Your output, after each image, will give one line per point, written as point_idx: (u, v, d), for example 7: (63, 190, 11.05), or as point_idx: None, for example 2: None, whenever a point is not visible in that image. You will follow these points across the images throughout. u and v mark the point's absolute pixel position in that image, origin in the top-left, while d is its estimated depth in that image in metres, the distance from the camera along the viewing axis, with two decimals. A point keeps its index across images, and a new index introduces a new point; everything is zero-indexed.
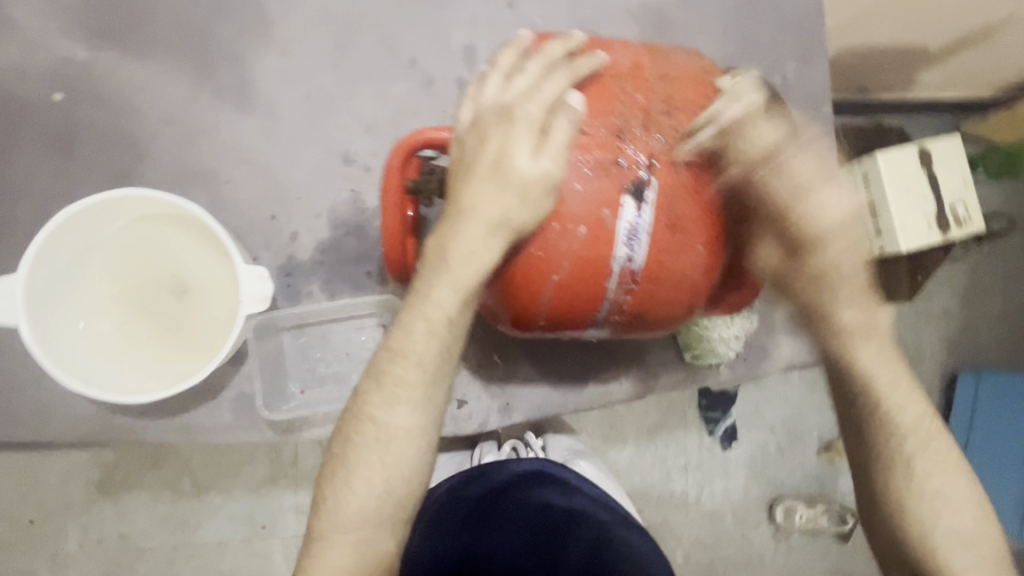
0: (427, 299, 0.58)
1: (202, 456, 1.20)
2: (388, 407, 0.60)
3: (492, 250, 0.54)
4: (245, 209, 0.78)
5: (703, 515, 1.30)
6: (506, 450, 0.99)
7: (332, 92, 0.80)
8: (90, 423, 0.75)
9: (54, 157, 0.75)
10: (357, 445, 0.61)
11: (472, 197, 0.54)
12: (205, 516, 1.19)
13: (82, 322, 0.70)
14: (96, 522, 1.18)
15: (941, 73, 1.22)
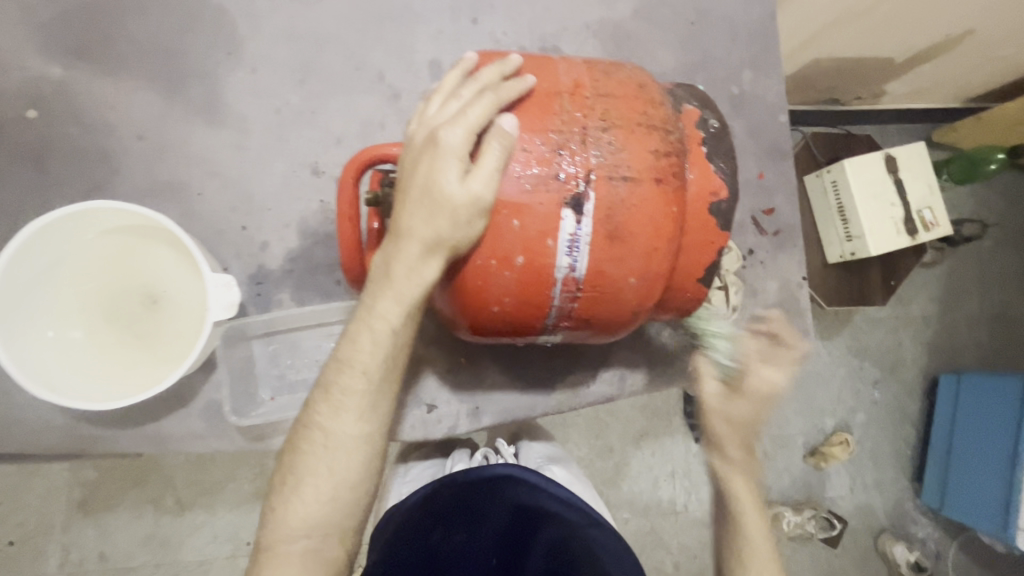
0: (373, 310, 0.61)
1: (188, 472, 1.20)
2: (335, 415, 0.63)
3: (433, 262, 0.57)
4: (215, 220, 0.79)
5: (692, 523, 1.31)
6: (477, 459, 0.98)
7: (300, 106, 0.83)
8: (59, 435, 0.75)
9: (26, 173, 0.76)
10: (304, 454, 0.64)
11: (412, 210, 0.56)
12: (188, 533, 1.19)
13: (51, 331, 0.71)
14: (76, 543, 1.17)
15: (903, 82, 1.29)
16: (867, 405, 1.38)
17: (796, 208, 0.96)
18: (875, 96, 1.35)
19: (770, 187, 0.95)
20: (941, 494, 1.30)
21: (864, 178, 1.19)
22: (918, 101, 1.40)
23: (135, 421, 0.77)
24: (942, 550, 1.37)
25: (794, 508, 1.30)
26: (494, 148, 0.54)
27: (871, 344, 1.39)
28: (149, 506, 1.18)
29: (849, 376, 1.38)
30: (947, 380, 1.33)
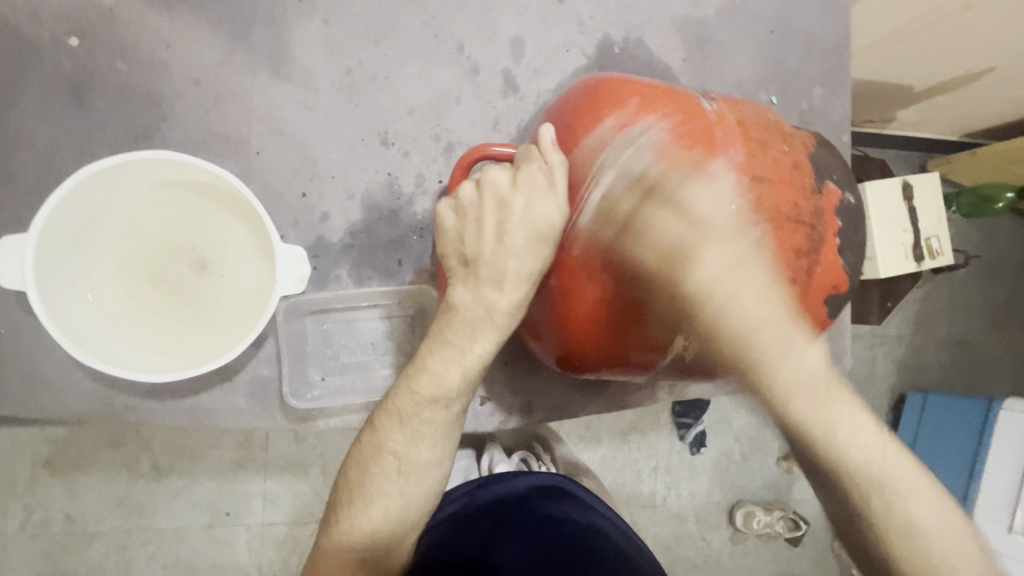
0: (468, 350, 0.57)
1: (166, 436, 1.11)
2: (411, 443, 0.59)
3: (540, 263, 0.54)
4: (274, 183, 0.73)
5: (670, 517, 1.34)
6: (517, 462, 0.97)
7: (373, 69, 0.76)
8: (86, 399, 0.69)
9: (66, 108, 0.68)
10: (375, 477, 0.59)
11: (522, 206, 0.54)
12: (162, 501, 1.10)
13: (89, 295, 0.64)
14: (38, 503, 1.07)
15: (918, 111, 1.29)
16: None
17: None
18: (886, 120, 1.36)
19: None
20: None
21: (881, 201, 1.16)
22: (923, 129, 1.40)
23: (172, 392, 0.71)
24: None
25: (766, 508, 1.35)
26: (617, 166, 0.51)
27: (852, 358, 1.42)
28: (122, 472, 1.09)
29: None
30: (915, 396, 1.29)
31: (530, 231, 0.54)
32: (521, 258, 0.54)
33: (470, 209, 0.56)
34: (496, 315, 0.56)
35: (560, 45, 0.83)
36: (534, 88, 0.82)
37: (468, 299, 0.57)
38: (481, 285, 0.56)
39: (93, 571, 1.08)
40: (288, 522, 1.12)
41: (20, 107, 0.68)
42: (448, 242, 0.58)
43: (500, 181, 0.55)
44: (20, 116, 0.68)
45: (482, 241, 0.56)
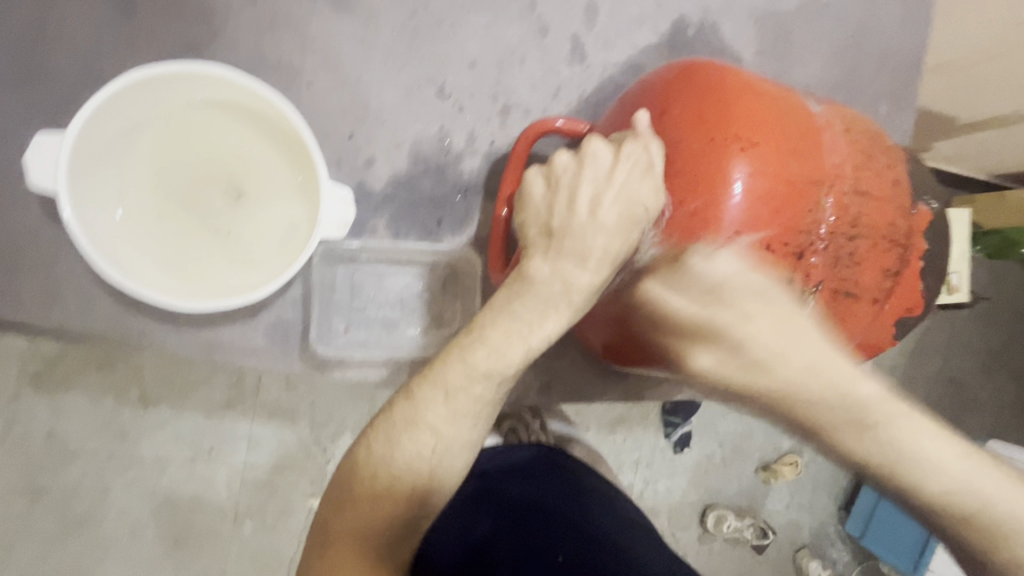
0: (540, 323, 0.46)
1: (158, 365, 1.08)
2: (453, 420, 0.47)
3: (633, 246, 0.47)
4: (322, 120, 0.70)
5: (643, 509, 1.34)
6: (501, 434, 0.94)
7: (441, 15, 0.72)
8: (96, 315, 0.66)
9: (115, 5, 0.64)
10: (402, 456, 0.46)
11: (618, 181, 0.46)
12: (147, 429, 1.08)
13: (120, 210, 0.61)
14: (21, 414, 1.05)
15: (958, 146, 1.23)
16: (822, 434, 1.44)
17: None
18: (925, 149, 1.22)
19: None
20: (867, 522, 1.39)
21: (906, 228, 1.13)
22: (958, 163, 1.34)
23: (190, 321, 0.68)
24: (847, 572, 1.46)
25: (737, 514, 1.36)
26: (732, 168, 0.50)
27: None
28: (110, 395, 1.07)
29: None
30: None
31: (626, 210, 0.46)
32: (616, 232, 0.46)
33: (563, 178, 0.47)
34: (575, 295, 0.46)
35: (635, 20, 0.79)
36: (601, 59, 0.78)
37: (545, 273, 0.46)
38: (564, 258, 0.46)
39: (66, 490, 1.06)
40: (268, 466, 1.11)
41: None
42: (530, 211, 0.48)
43: (603, 155, 0.46)
44: (65, 8, 0.63)
45: (572, 210, 0.46)
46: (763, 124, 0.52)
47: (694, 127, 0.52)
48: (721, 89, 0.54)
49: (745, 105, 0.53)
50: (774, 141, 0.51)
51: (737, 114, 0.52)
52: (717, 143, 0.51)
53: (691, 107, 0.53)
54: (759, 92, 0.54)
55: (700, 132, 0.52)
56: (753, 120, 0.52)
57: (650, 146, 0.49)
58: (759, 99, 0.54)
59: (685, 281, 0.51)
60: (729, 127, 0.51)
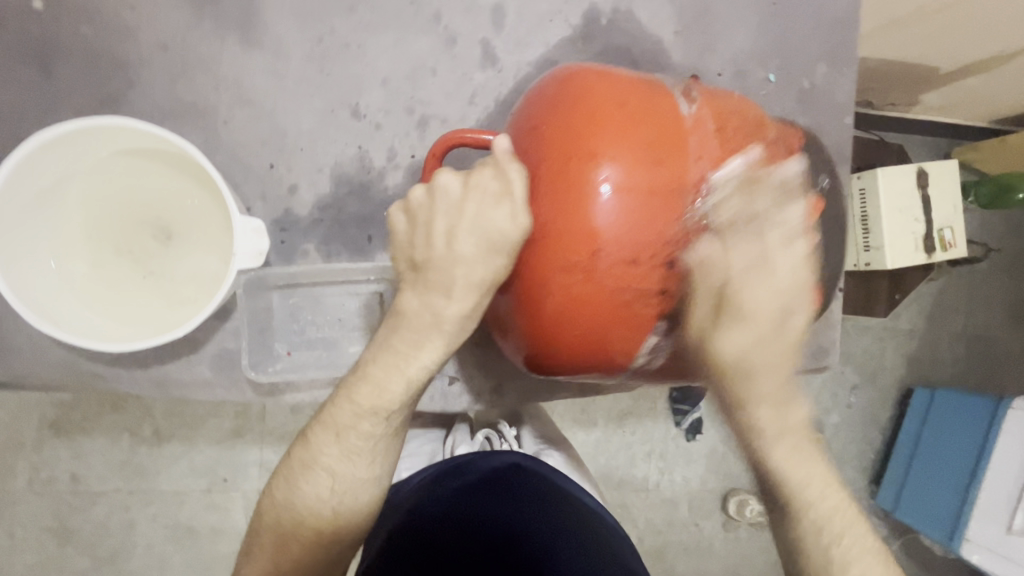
0: (410, 358, 0.60)
1: (166, 404, 1.15)
2: (346, 458, 0.60)
3: (491, 267, 0.56)
4: (242, 154, 0.72)
5: (662, 501, 1.34)
6: (478, 441, 0.95)
7: (346, 39, 0.74)
8: (53, 365, 0.70)
9: (32, 72, 0.67)
10: (306, 491, 0.60)
11: (472, 208, 0.56)
12: (163, 464, 1.14)
13: (53, 263, 0.64)
14: (46, 462, 1.12)
15: (943, 96, 1.30)
16: (842, 408, 1.44)
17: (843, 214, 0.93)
18: (910, 103, 1.36)
19: None
20: (898, 496, 1.36)
21: (892, 188, 1.24)
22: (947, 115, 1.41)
23: (139, 361, 0.71)
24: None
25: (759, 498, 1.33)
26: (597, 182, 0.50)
27: (861, 353, 1.47)
28: (125, 435, 1.13)
29: (826, 384, 1.43)
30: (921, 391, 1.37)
31: (479, 238, 0.56)
32: (473, 254, 0.56)
33: (419, 212, 0.59)
34: (442, 323, 0.59)
35: (544, 16, 0.80)
36: (514, 60, 0.79)
37: (415, 305, 0.60)
38: (428, 290, 0.59)
39: (95, 529, 1.13)
40: None
41: None
42: (397, 243, 0.61)
43: (451, 189, 0.57)
44: None
45: (430, 245, 0.58)
46: (623, 126, 0.52)
47: (557, 143, 0.53)
48: (583, 99, 0.54)
49: (611, 114, 0.52)
50: (632, 140, 0.51)
51: (598, 122, 0.52)
52: (580, 155, 0.51)
53: (554, 124, 0.54)
54: (623, 93, 0.54)
55: (562, 148, 0.53)
56: (613, 125, 0.51)
57: (510, 172, 0.54)
58: (620, 99, 0.54)
59: (565, 284, 0.52)
60: (589, 137, 0.51)
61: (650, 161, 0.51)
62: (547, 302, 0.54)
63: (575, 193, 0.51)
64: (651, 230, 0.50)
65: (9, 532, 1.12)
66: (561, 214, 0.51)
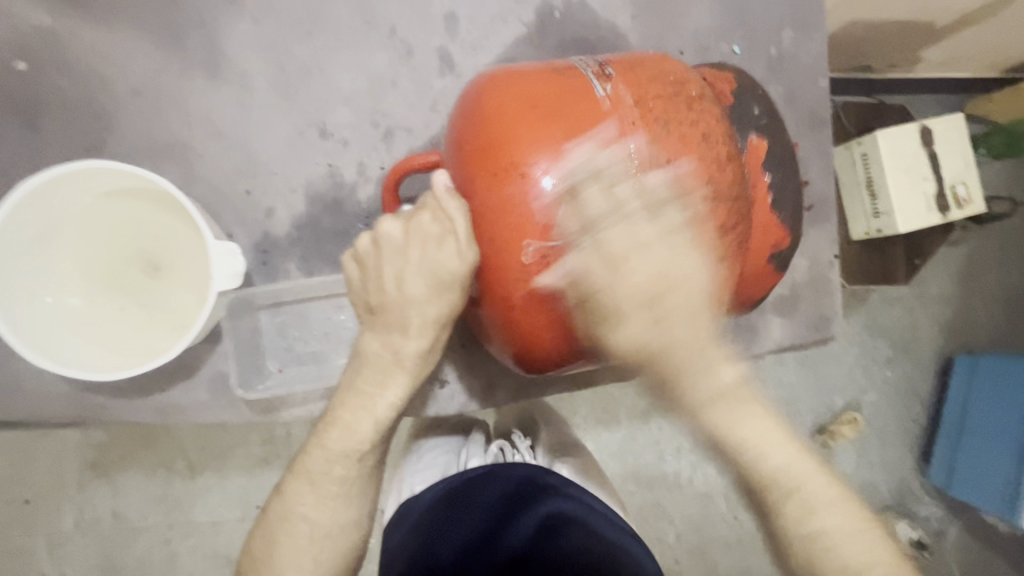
0: (378, 396, 0.65)
1: (196, 437, 1.20)
2: (320, 505, 0.64)
3: (450, 300, 0.61)
4: (218, 183, 0.75)
5: (696, 496, 1.31)
6: (491, 453, 0.94)
7: (307, 63, 0.77)
8: (62, 402, 0.74)
9: (21, 129, 0.72)
10: (285, 541, 0.63)
11: (420, 250, 0.59)
12: (199, 495, 1.19)
13: (49, 300, 0.68)
14: (90, 503, 1.19)
15: (945, 50, 1.25)
16: (878, 384, 1.41)
17: (830, 179, 0.91)
18: (910, 63, 1.32)
19: (804, 157, 0.90)
20: (949, 472, 1.33)
21: (896, 149, 1.19)
22: (953, 68, 1.37)
23: (140, 390, 0.75)
24: (944, 529, 1.41)
25: None
26: (536, 191, 0.52)
27: (887, 324, 1.41)
28: (160, 470, 1.19)
29: (860, 360, 1.40)
30: (963, 360, 1.36)
31: (431, 278, 0.59)
32: (429, 293, 0.60)
33: (367, 260, 0.62)
34: (404, 360, 0.64)
35: (497, 16, 0.81)
36: (471, 63, 0.80)
37: (377, 344, 0.64)
38: (390, 331, 0.64)
39: (141, 562, 1.19)
40: None
41: None
42: (353, 290, 0.65)
43: (391, 235, 0.60)
44: None
45: (382, 291, 0.62)
46: (545, 117, 0.53)
47: (485, 147, 0.54)
48: (499, 98, 0.55)
49: (527, 116, 0.53)
50: (557, 130, 0.53)
51: (520, 118, 0.53)
52: (509, 155, 0.53)
53: (479, 128, 0.55)
54: (537, 84, 0.56)
55: (490, 162, 0.54)
56: (534, 121, 0.53)
57: (448, 204, 0.56)
58: (536, 91, 0.55)
59: (531, 293, 0.55)
60: (514, 138, 0.53)
61: (573, 151, 0.52)
62: (514, 302, 0.56)
63: (514, 205, 0.52)
64: (595, 221, 0.53)
65: (62, 572, 1.18)
66: (507, 228, 0.53)
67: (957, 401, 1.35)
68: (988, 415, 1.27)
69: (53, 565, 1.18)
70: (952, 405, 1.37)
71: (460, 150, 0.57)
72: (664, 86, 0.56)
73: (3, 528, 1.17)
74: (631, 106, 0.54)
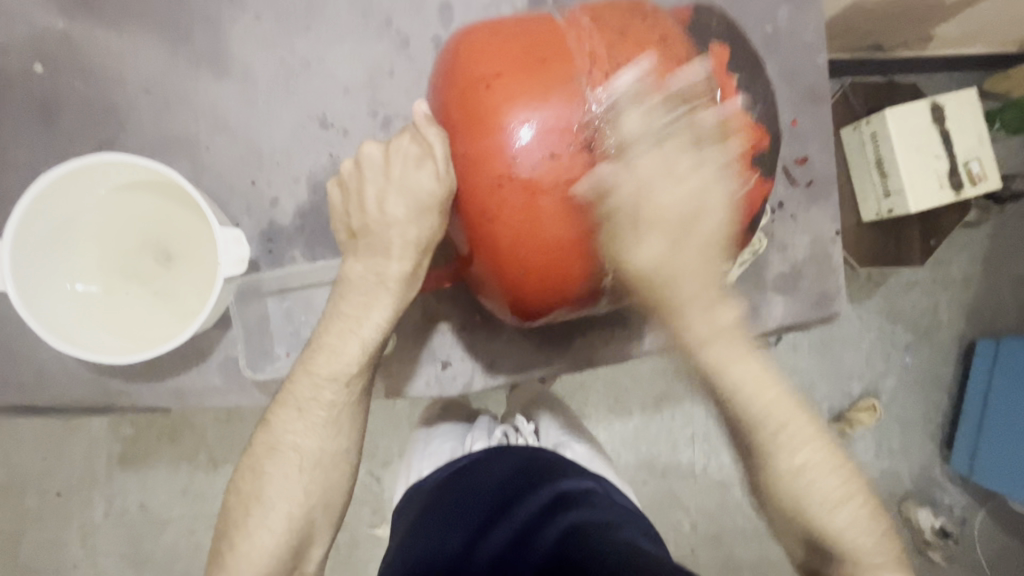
0: (361, 319, 0.65)
1: (216, 431, 1.24)
2: (307, 433, 0.65)
3: (429, 228, 0.63)
4: (225, 175, 0.78)
5: (710, 485, 1.31)
6: (496, 436, 0.94)
7: (306, 55, 0.79)
8: (85, 388, 0.77)
9: (39, 128, 0.76)
10: (273, 471, 0.65)
11: (400, 172, 0.62)
12: (222, 486, 1.24)
13: (69, 287, 0.72)
14: (118, 495, 1.24)
15: (959, 27, 1.23)
16: (896, 370, 1.39)
17: (831, 156, 0.90)
18: (923, 41, 1.29)
19: (804, 134, 0.89)
20: (971, 460, 1.32)
21: (905, 126, 1.18)
22: (968, 46, 1.34)
23: (156, 375, 0.78)
24: (969, 517, 1.39)
25: None
26: (509, 117, 0.54)
27: (903, 307, 1.39)
28: (183, 463, 1.24)
29: (877, 345, 1.38)
30: (986, 346, 1.33)
31: (410, 202, 0.62)
32: (406, 215, 0.63)
33: (350, 183, 0.65)
34: (388, 281, 0.65)
35: (490, 4, 0.82)
36: None
37: (360, 268, 0.66)
38: (370, 254, 0.65)
39: (169, 551, 1.24)
40: None
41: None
42: (336, 214, 0.67)
43: (374, 157, 0.64)
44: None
45: (365, 213, 0.65)
46: (519, 68, 0.56)
47: (464, 101, 0.57)
48: (475, 53, 0.58)
49: (499, 50, 0.57)
50: (532, 81, 0.55)
51: (495, 71, 0.56)
52: (486, 102, 0.56)
53: (457, 84, 0.58)
54: (512, 36, 0.58)
55: (466, 92, 0.57)
56: (507, 54, 0.56)
57: (427, 131, 0.60)
58: (509, 43, 0.57)
59: (508, 218, 0.56)
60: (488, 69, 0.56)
61: (542, 76, 0.55)
62: (500, 247, 0.58)
63: (489, 129, 0.55)
64: (566, 143, 0.55)
65: (94, 560, 1.24)
66: (482, 152, 0.56)
67: (980, 384, 1.33)
68: (1011, 398, 1.26)
69: (86, 555, 1.24)
70: (974, 389, 1.34)
71: (440, 88, 0.61)
72: (628, 18, 0.60)
73: (39, 520, 1.23)
74: (597, 37, 0.58)
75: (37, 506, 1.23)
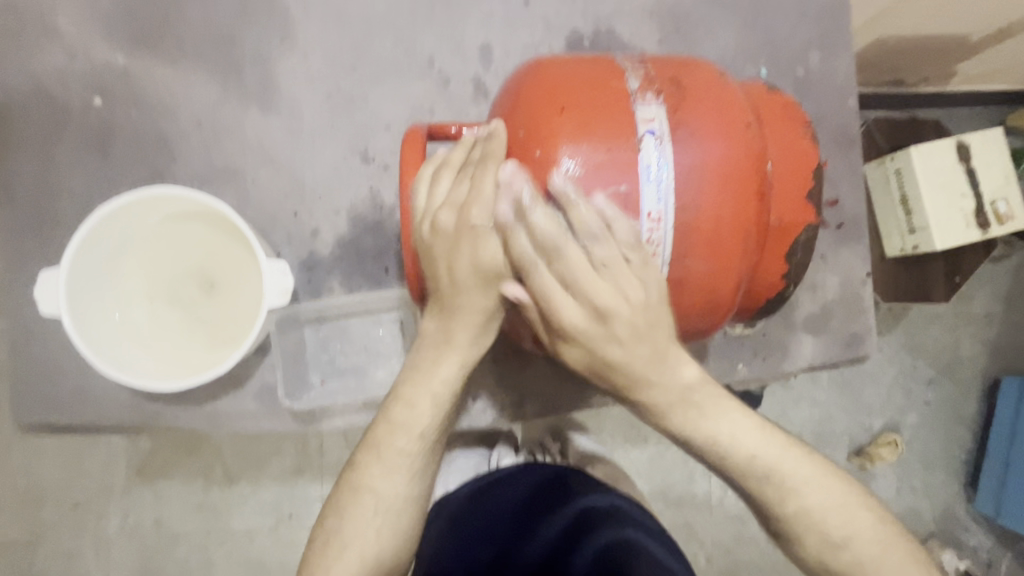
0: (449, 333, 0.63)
1: (234, 446, 1.26)
2: (402, 409, 0.66)
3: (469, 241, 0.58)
4: (268, 206, 0.81)
5: (729, 519, 1.29)
6: (523, 456, 0.96)
7: (351, 93, 0.82)
8: (123, 409, 0.79)
9: (94, 156, 0.79)
10: (376, 445, 0.67)
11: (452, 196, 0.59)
12: (236, 503, 1.25)
13: (117, 314, 0.74)
14: (135, 507, 1.25)
15: (985, 65, 1.25)
16: (920, 407, 1.37)
17: (861, 199, 0.91)
18: (948, 78, 1.31)
19: (835, 178, 0.90)
20: (998, 500, 1.28)
21: (932, 164, 1.18)
22: (995, 83, 1.35)
23: (193, 399, 0.80)
24: (995, 561, 1.36)
25: None
26: (564, 168, 0.56)
27: (929, 345, 1.37)
28: (200, 477, 1.25)
29: (900, 381, 1.36)
30: (1010, 383, 1.30)
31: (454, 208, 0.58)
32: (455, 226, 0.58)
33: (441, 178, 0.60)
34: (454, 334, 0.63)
35: (528, 47, 0.85)
36: None
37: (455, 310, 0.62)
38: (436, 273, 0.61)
39: (180, 566, 1.24)
40: None
41: (56, 161, 0.79)
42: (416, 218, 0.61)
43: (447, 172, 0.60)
44: (57, 168, 0.79)
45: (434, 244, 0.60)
46: (580, 114, 0.57)
47: (523, 134, 0.58)
48: (539, 90, 0.59)
49: (556, 95, 0.58)
50: (589, 128, 0.57)
51: (559, 116, 0.57)
52: (544, 151, 0.57)
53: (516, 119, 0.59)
54: (578, 82, 0.60)
55: (523, 138, 0.58)
56: (570, 103, 0.58)
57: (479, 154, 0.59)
58: (575, 92, 0.58)
59: None
60: (549, 118, 0.57)
61: (600, 126, 0.57)
62: None
63: (542, 178, 0.57)
64: (619, 196, 0.56)
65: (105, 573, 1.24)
66: (537, 198, 0.57)
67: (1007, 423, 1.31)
68: None
69: (100, 567, 1.24)
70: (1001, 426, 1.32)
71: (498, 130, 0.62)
72: (693, 72, 0.62)
73: (55, 529, 1.24)
74: (657, 92, 0.59)
75: (55, 515, 1.24)
